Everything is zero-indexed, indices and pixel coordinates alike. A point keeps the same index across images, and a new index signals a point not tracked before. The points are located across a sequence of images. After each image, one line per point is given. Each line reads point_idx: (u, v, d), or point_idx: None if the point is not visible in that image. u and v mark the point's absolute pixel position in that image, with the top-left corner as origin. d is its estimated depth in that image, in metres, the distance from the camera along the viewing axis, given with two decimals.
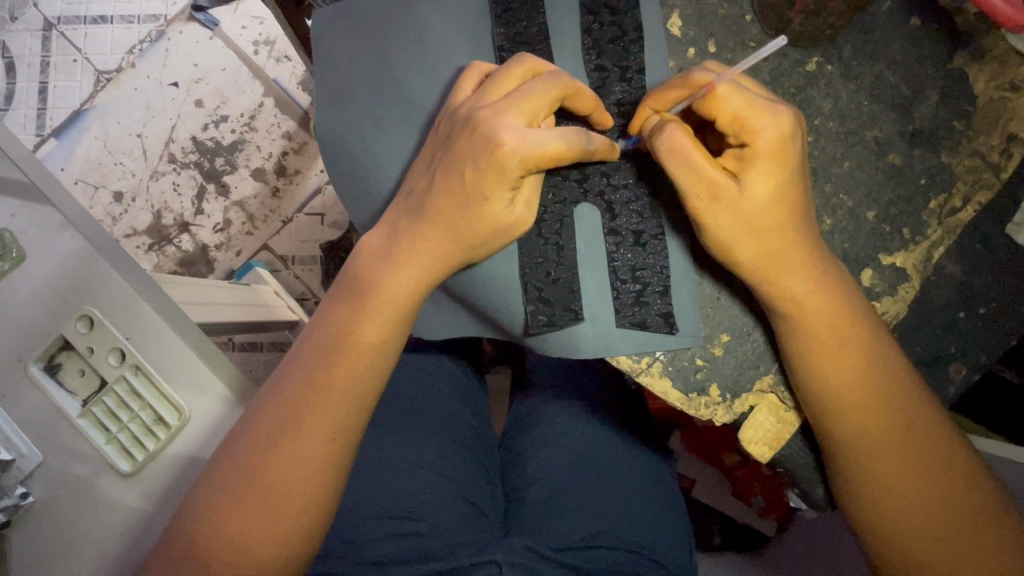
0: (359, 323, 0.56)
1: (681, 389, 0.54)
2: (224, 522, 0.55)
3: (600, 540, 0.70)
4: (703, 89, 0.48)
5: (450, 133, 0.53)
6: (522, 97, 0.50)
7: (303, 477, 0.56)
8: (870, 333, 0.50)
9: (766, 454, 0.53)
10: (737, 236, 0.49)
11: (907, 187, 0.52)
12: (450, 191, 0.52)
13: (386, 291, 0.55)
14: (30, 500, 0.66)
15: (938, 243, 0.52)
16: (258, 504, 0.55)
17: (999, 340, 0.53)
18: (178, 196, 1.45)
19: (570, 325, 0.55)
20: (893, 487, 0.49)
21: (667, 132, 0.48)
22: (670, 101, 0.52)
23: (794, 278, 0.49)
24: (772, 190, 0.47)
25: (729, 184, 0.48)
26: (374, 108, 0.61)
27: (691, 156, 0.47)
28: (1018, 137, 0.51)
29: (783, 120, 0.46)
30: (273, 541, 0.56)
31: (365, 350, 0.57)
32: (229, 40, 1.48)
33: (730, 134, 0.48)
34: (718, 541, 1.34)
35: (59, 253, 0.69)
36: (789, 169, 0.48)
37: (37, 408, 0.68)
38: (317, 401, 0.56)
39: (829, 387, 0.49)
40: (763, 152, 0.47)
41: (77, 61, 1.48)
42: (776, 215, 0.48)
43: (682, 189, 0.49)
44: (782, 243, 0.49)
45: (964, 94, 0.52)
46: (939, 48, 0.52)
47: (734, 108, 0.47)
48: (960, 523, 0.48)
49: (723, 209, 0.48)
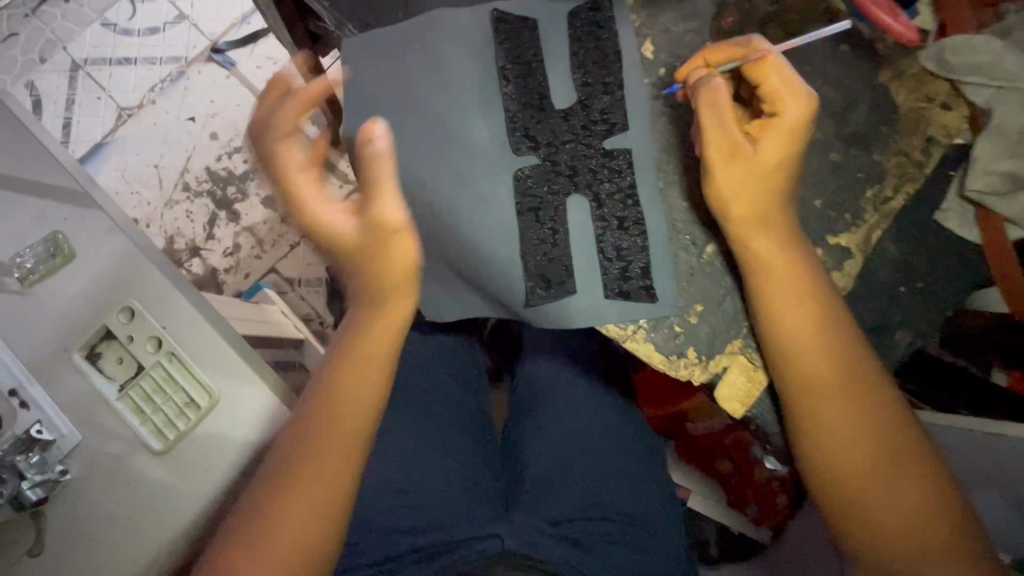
0: (371, 320, 0.66)
1: (662, 352, 0.61)
2: (269, 515, 0.58)
3: (596, 512, 0.76)
4: (758, 56, 0.57)
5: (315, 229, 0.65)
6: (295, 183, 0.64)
7: (332, 470, 0.61)
8: (823, 291, 0.57)
9: (737, 409, 0.61)
10: (741, 189, 0.57)
11: (847, 179, 0.61)
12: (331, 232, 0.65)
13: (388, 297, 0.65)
14: (67, 477, 0.72)
15: (876, 226, 0.61)
16: (296, 495, 0.59)
17: (935, 310, 0.62)
18: (191, 222, 1.54)
19: (564, 297, 0.63)
20: (852, 466, 0.55)
21: (709, 88, 0.57)
22: (723, 60, 0.61)
23: (759, 238, 0.58)
24: (781, 156, 0.57)
25: (746, 146, 0.57)
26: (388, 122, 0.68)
27: (722, 112, 0.57)
28: (936, 139, 0.62)
29: (812, 101, 0.56)
30: (303, 530, 0.58)
31: (382, 342, 0.66)
32: (245, 80, 1.61)
33: (766, 103, 0.58)
34: (715, 551, 1.39)
35: (104, 252, 0.77)
36: (799, 142, 0.57)
37: (76, 394, 0.74)
38: (346, 391, 0.64)
39: (789, 333, 0.57)
40: (787, 122, 0.56)
41: (101, 99, 1.60)
42: (775, 177, 0.57)
43: (708, 139, 0.58)
44: (766, 206, 0.58)
45: (890, 104, 0.62)
46: (867, 67, 0.63)
47: (778, 79, 0.57)
48: (890, 460, 0.55)
49: (734, 167, 0.57)
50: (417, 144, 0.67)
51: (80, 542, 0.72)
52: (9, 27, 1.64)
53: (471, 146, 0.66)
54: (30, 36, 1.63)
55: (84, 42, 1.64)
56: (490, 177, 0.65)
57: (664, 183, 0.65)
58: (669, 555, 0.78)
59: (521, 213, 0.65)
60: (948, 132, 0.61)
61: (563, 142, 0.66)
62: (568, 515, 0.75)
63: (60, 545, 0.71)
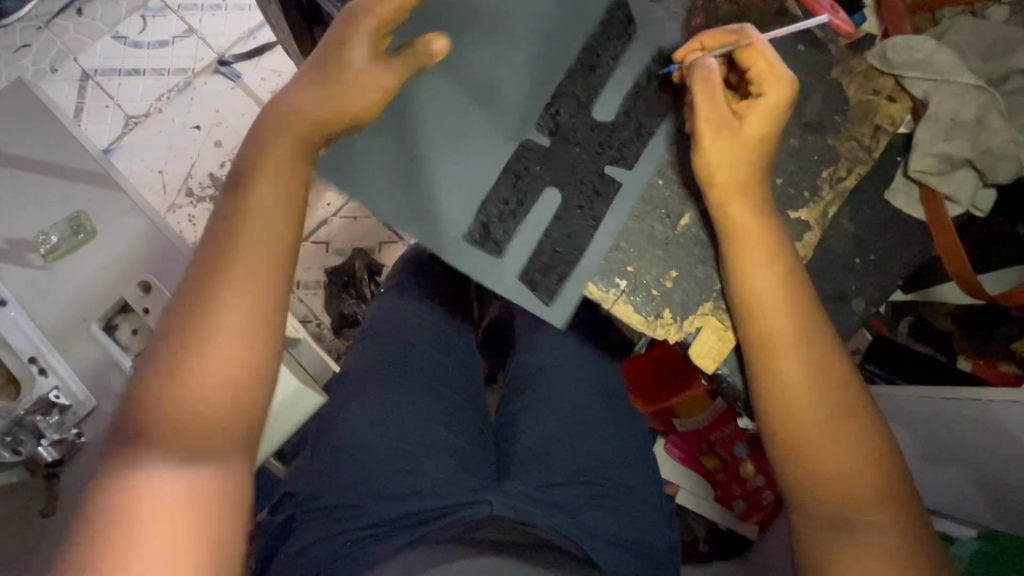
0: (266, 171, 0.58)
1: (642, 313, 0.65)
2: (183, 355, 0.54)
3: (581, 478, 0.81)
4: (747, 42, 0.64)
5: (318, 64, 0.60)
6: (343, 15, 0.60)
7: (236, 325, 0.55)
8: (788, 258, 0.64)
9: (711, 365, 0.66)
10: (725, 162, 0.64)
11: (805, 162, 0.68)
12: (322, 101, 0.59)
13: (284, 144, 0.59)
14: (83, 440, 0.75)
15: (832, 203, 0.68)
16: (185, 392, 0.54)
17: (887, 279, 0.69)
18: (194, 226, 1.60)
19: (491, 256, 0.67)
20: (804, 433, 0.61)
21: (703, 69, 0.64)
22: (717, 45, 0.66)
23: (737, 206, 0.64)
24: (764, 131, 0.64)
25: (733, 122, 0.64)
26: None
27: (714, 93, 0.64)
28: (883, 127, 0.69)
29: (793, 85, 0.64)
30: (223, 371, 0.55)
31: (269, 210, 0.58)
32: (250, 90, 1.69)
33: (753, 85, 0.65)
34: (705, 549, 1.41)
35: (123, 231, 0.83)
36: (778, 121, 0.64)
37: (94, 361, 0.79)
38: (251, 204, 0.58)
39: (754, 296, 0.63)
40: (770, 102, 0.63)
41: (109, 107, 1.67)
42: (754, 152, 0.65)
43: (700, 116, 0.65)
44: (746, 176, 0.65)
45: (842, 97, 0.70)
46: (821, 64, 0.71)
47: (766, 62, 0.64)
48: (834, 422, 0.61)
49: (722, 140, 0.64)
50: None
51: None
52: (22, 39, 1.71)
53: (460, 105, 0.67)
54: (41, 47, 1.71)
55: (94, 54, 1.71)
56: (480, 161, 0.68)
57: (647, 158, 0.69)
58: (647, 520, 0.83)
59: (489, 187, 0.68)
60: (893, 121, 0.69)
61: (556, 124, 0.69)
62: (558, 479, 0.80)
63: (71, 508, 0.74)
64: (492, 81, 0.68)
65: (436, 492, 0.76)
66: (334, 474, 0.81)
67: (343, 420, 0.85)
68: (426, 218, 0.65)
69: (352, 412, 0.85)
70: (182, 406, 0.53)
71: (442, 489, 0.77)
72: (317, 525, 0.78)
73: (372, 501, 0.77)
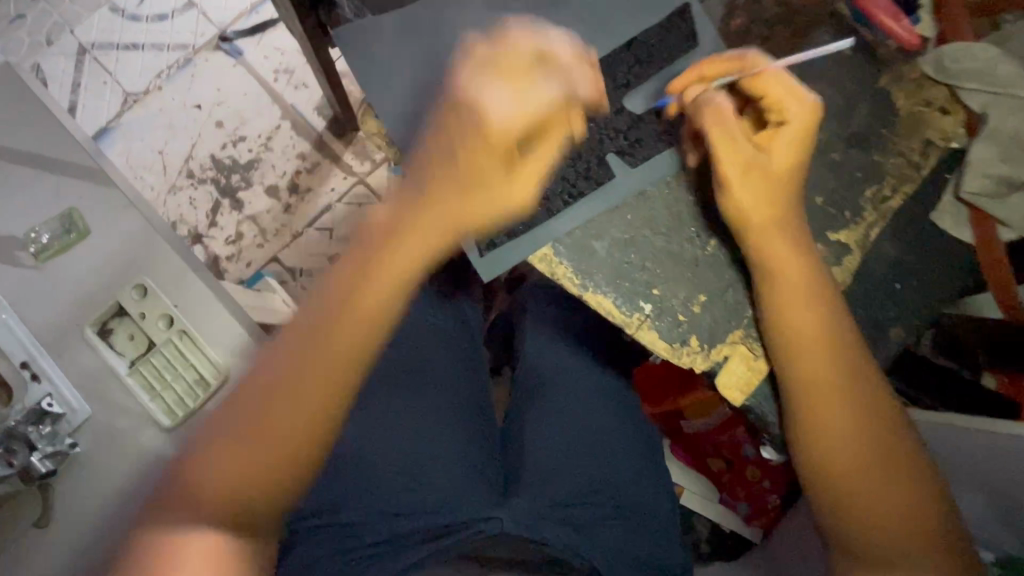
0: (395, 249, 0.56)
1: (665, 339, 0.61)
2: (260, 410, 0.53)
3: (598, 496, 0.78)
4: (755, 70, 0.60)
5: (445, 108, 0.57)
6: (476, 55, 0.56)
7: (311, 397, 0.53)
8: (828, 289, 0.60)
9: (738, 397, 0.62)
10: (755, 197, 0.59)
11: (846, 179, 0.64)
12: (478, 144, 0.55)
13: (423, 208, 0.56)
14: (76, 450, 0.72)
15: (874, 225, 0.63)
16: (251, 438, 0.52)
17: (930, 307, 0.64)
18: (194, 210, 1.55)
19: None
20: (848, 469, 0.57)
21: (715, 108, 0.59)
22: (717, 74, 0.62)
23: (777, 242, 0.59)
24: (794, 161, 0.60)
25: (760, 156, 0.59)
26: (402, 95, 0.66)
27: (732, 129, 0.59)
28: (934, 142, 0.64)
29: (814, 106, 0.59)
30: (287, 442, 0.53)
31: (386, 284, 0.56)
32: (252, 69, 1.61)
33: (768, 113, 0.60)
34: (706, 550, 1.39)
35: (120, 230, 0.78)
36: (806, 144, 0.59)
37: (89, 367, 0.76)
38: (375, 273, 0.56)
39: (793, 334, 0.59)
40: (795, 129, 0.59)
41: (107, 83, 1.61)
42: (787, 182, 0.60)
43: (720, 153, 0.59)
44: (780, 208, 0.60)
45: (891, 107, 0.65)
46: (869, 70, 0.65)
47: (781, 89, 0.59)
48: (881, 459, 0.57)
49: (751, 177, 0.59)
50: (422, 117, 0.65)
51: (88, 514, 0.72)
52: (17, 9, 1.64)
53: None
54: (36, 19, 1.64)
55: (91, 27, 1.64)
56: None
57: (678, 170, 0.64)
58: (661, 540, 0.80)
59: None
60: (946, 135, 0.64)
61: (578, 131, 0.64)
62: (568, 498, 0.76)
63: (67, 517, 0.72)
64: None
65: (441, 507, 0.74)
66: (338, 485, 0.78)
67: (347, 429, 0.81)
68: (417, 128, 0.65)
69: (358, 421, 0.82)
70: (236, 461, 0.52)
71: (453, 500, 0.74)
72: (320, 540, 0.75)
73: (377, 517, 0.74)
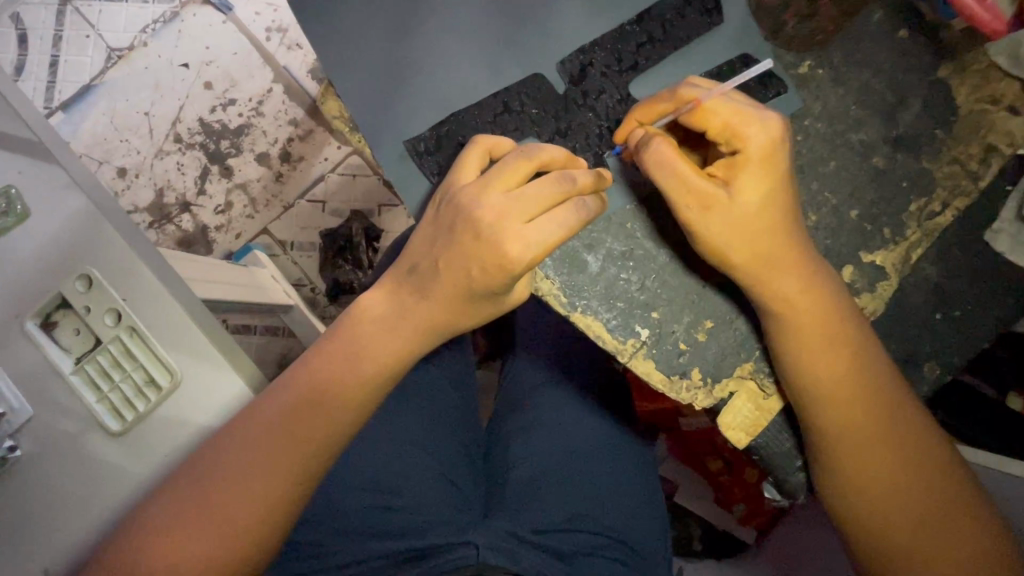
0: (373, 341, 0.52)
1: (663, 371, 0.53)
2: (221, 493, 0.51)
3: (577, 524, 0.69)
4: (690, 104, 0.50)
5: (456, 222, 0.47)
6: (501, 171, 0.47)
7: (277, 480, 0.52)
8: (854, 325, 0.51)
9: (743, 440, 0.54)
10: (730, 241, 0.48)
11: (889, 188, 0.55)
12: (472, 252, 0.47)
13: (417, 309, 0.51)
14: (17, 453, 0.63)
15: (917, 244, 0.55)
16: (211, 530, 0.50)
17: (974, 342, 0.56)
18: (183, 177, 1.24)
19: (432, 174, 0.54)
20: (881, 496, 0.51)
21: (655, 146, 0.48)
22: (658, 113, 0.52)
23: (785, 280, 0.49)
24: (763, 196, 0.48)
25: (719, 192, 0.48)
26: (375, 66, 0.56)
27: (678, 168, 0.47)
28: (997, 148, 0.55)
29: (772, 127, 0.48)
30: (246, 523, 0.51)
31: (362, 372, 0.53)
32: (241, 26, 1.27)
33: (721, 146, 0.50)
34: (699, 547, 1.11)
35: (60, 213, 0.66)
36: (776, 174, 0.48)
37: (29, 362, 0.65)
38: (354, 357, 0.53)
39: (810, 376, 0.50)
40: (753, 158, 0.47)
41: (89, 37, 1.25)
42: (767, 221, 0.48)
43: (671, 199, 0.48)
44: (774, 247, 0.49)
45: (948, 104, 0.56)
46: (926, 60, 0.56)
47: (723, 117, 0.48)
48: (918, 479, 0.51)
49: (714, 218, 0.48)
50: (397, 96, 0.55)
51: (19, 534, 0.62)
52: None
53: (458, 98, 0.56)
54: None
55: None
56: (465, 98, 0.56)
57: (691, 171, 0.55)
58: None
59: (452, 115, 0.55)
60: (1013, 140, 0.55)
61: (575, 123, 0.55)
62: (552, 524, 0.68)
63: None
64: (508, 66, 0.56)
65: (416, 531, 0.64)
66: None
67: None
68: (392, 110, 0.55)
69: None
70: (190, 544, 0.50)
71: (429, 521, 0.65)
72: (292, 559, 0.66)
73: (344, 539, 0.65)
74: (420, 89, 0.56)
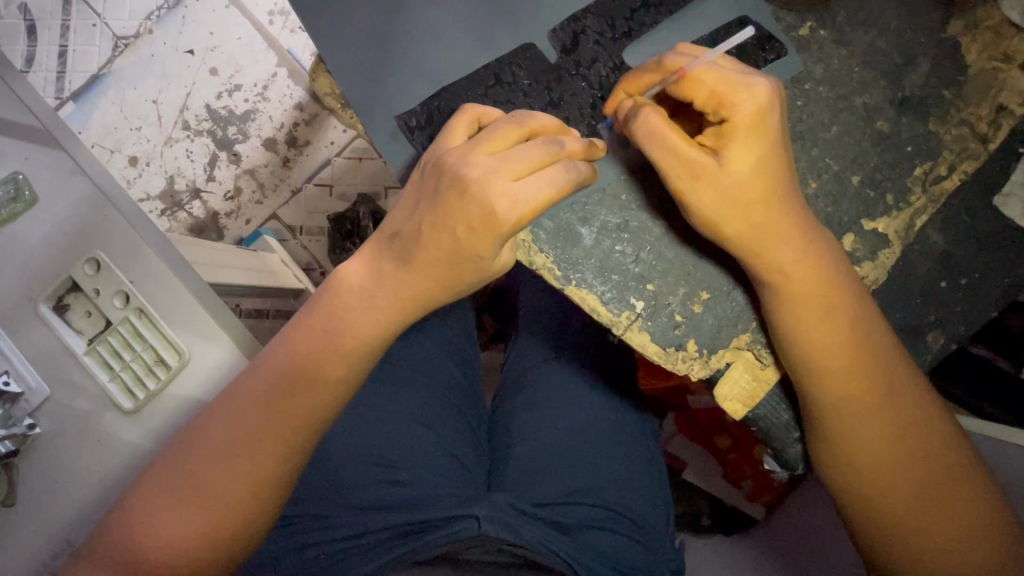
0: (357, 313, 0.53)
1: (659, 343, 0.52)
2: (216, 461, 0.53)
3: (577, 497, 0.69)
4: (675, 74, 0.48)
5: (441, 185, 0.47)
6: (489, 135, 0.47)
7: (271, 450, 0.53)
8: (850, 293, 0.50)
9: (739, 411, 0.54)
10: (720, 212, 0.47)
11: (893, 153, 0.53)
12: (459, 215, 0.46)
13: (404, 282, 0.51)
14: (38, 432, 0.65)
15: (922, 210, 0.53)
16: (209, 497, 0.52)
17: (982, 310, 0.55)
18: (191, 163, 1.25)
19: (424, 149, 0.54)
20: (873, 461, 0.51)
21: (644, 114, 0.47)
22: (644, 85, 0.51)
23: (780, 249, 0.48)
24: (753, 165, 0.47)
25: (709, 160, 0.47)
26: (368, 42, 0.55)
27: (666, 137, 0.46)
28: (1007, 108, 0.53)
29: (760, 94, 0.46)
30: (243, 491, 0.53)
31: (348, 344, 0.53)
32: (244, 10, 1.27)
33: (708, 114, 0.49)
34: (706, 523, 1.06)
35: (68, 199, 0.68)
36: (766, 141, 0.47)
37: (44, 345, 0.67)
38: (340, 330, 0.53)
39: (805, 343, 0.50)
40: (741, 126, 0.46)
41: (95, 27, 1.25)
42: (759, 188, 0.47)
43: (662, 169, 0.47)
44: (766, 216, 0.48)
45: (957, 63, 0.54)
46: (934, 17, 0.54)
47: (709, 86, 0.47)
48: (912, 444, 0.51)
49: (704, 188, 0.47)
50: (390, 71, 0.55)
51: (44, 509, 0.65)
52: None
53: (449, 72, 0.55)
54: None
55: None
56: (457, 70, 0.55)
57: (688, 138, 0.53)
58: (664, 550, 0.72)
59: (443, 88, 0.55)
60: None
61: (567, 93, 0.54)
62: (552, 498, 0.68)
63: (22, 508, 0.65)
64: (501, 37, 0.55)
65: (417, 505, 0.65)
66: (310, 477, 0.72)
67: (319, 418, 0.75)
68: (385, 85, 0.55)
69: None
70: (191, 510, 0.52)
71: (429, 495, 0.66)
72: (296, 532, 0.67)
73: (348, 513, 0.66)
74: (411, 63, 0.55)
